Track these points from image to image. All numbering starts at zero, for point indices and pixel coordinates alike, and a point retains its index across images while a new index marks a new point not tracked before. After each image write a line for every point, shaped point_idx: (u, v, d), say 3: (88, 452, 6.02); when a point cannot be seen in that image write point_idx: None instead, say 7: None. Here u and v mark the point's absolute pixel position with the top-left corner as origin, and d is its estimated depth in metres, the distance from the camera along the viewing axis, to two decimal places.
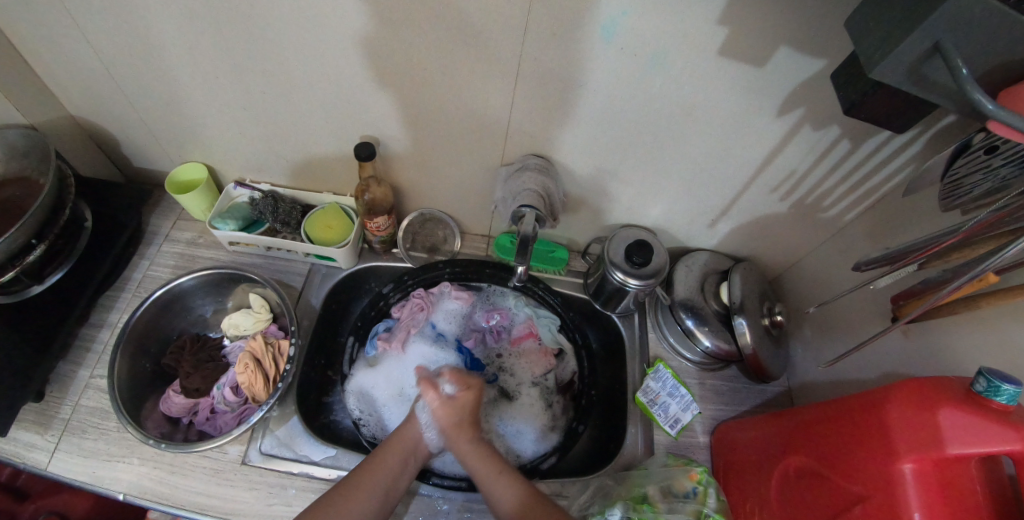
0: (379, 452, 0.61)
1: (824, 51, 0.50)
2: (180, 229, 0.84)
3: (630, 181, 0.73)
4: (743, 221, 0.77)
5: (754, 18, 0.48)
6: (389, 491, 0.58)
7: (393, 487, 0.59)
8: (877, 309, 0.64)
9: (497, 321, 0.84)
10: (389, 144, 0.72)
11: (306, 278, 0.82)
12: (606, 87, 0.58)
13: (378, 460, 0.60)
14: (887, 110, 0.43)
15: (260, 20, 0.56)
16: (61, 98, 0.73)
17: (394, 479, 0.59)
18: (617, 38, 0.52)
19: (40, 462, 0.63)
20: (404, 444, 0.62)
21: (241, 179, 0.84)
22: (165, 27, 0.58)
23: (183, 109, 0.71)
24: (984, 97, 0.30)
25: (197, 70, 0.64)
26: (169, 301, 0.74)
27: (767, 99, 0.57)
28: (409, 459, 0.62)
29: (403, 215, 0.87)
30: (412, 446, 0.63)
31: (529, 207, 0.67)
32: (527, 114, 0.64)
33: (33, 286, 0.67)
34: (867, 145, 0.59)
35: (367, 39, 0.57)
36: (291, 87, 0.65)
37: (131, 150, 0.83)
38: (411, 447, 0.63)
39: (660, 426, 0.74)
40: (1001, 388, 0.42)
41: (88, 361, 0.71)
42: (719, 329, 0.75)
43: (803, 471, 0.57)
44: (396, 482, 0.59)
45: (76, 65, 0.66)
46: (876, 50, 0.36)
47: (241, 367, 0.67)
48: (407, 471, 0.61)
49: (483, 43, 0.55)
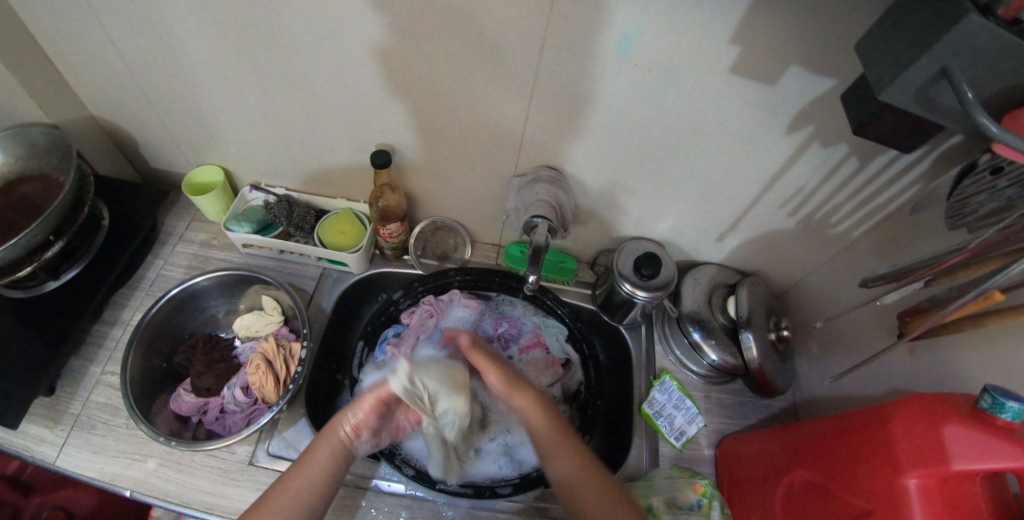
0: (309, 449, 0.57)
1: (833, 73, 0.52)
2: (195, 231, 0.86)
3: (640, 194, 0.74)
4: (750, 235, 0.79)
5: (766, 37, 0.50)
6: (315, 498, 0.54)
7: (324, 487, 0.55)
8: (884, 325, 0.64)
9: (505, 329, 0.85)
10: (404, 152, 0.74)
11: (318, 282, 0.83)
12: (620, 101, 0.60)
13: (305, 462, 0.56)
14: (894, 129, 0.44)
15: (286, 29, 0.58)
16: (86, 99, 0.75)
17: (323, 485, 0.55)
18: (631, 55, 0.54)
19: (48, 456, 0.64)
20: (324, 455, 0.56)
21: (256, 183, 0.86)
22: (193, 34, 0.60)
23: (204, 113, 0.73)
24: (988, 119, 0.32)
25: (220, 75, 0.66)
26: (184, 300, 0.75)
27: (777, 117, 0.58)
28: (336, 465, 0.57)
29: (415, 223, 0.88)
30: (336, 456, 0.57)
31: (542, 218, 0.69)
32: (540, 126, 0.65)
33: (49, 282, 0.69)
34: (875, 164, 0.61)
35: (387, 50, 0.58)
36: (311, 93, 0.66)
37: (150, 152, 0.84)
38: (336, 454, 0.57)
39: (665, 437, 0.75)
40: (1005, 405, 0.42)
41: (99, 357, 0.72)
42: (725, 343, 0.76)
43: (808, 484, 0.57)
44: (324, 489, 0.55)
45: (103, 69, 0.68)
46: (885, 73, 0.37)
47: (253, 368, 0.68)
48: (337, 475, 0.57)
49: (501, 57, 0.57)
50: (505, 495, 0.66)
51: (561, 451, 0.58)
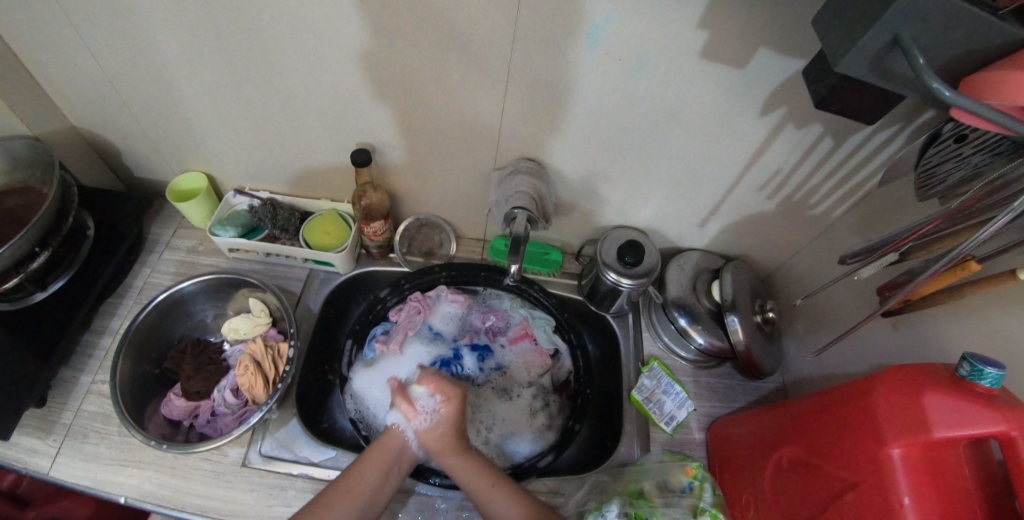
0: (362, 462, 0.62)
1: (798, 53, 0.52)
2: (181, 238, 0.86)
3: (620, 185, 0.75)
4: (732, 220, 0.79)
5: (732, 20, 0.50)
6: (369, 504, 0.58)
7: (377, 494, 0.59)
8: (865, 302, 0.65)
9: (493, 322, 0.86)
10: (385, 153, 0.75)
11: (305, 283, 0.83)
12: (595, 92, 0.61)
13: (358, 472, 0.60)
14: (854, 102, 0.45)
15: (260, 33, 0.58)
16: (66, 111, 0.75)
17: (374, 492, 0.59)
18: (601, 44, 0.55)
19: (42, 467, 0.64)
20: (381, 457, 0.62)
21: (240, 188, 0.86)
22: (167, 40, 0.61)
23: (183, 119, 0.73)
24: (941, 84, 0.32)
25: (195, 81, 0.66)
26: (171, 305, 0.75)
27: (749, 101, 0.59)
28: (389, 472, 0.61)
29: (399, 221, 0.89)
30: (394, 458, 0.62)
31: (521, 209, 0.70)
32: (516, 120, 0.66)
33: (37, 293, 0.70)
34: (851, 142, 0.61)
35: (364, 50, 0.59)
36: (287, 96, 0.67)
37: (133, 160, 0.85)
38: (393, 456, 0.62)
39: (655, 423, 0.75)
40: (983, 372, 0.43)
41: (89, 366, 0.72)
42: (711, 327, 0.76)
43: (794, 462, 0.58)
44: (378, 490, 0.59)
45: (80, 79, 0.69)
46: (840, 47, 0.38)
47: (242, 369, 0.69)
48: (393, 479, 0.61)
49: (473, 51, 0.57)
50: None
51: (490, 488, 0.61)
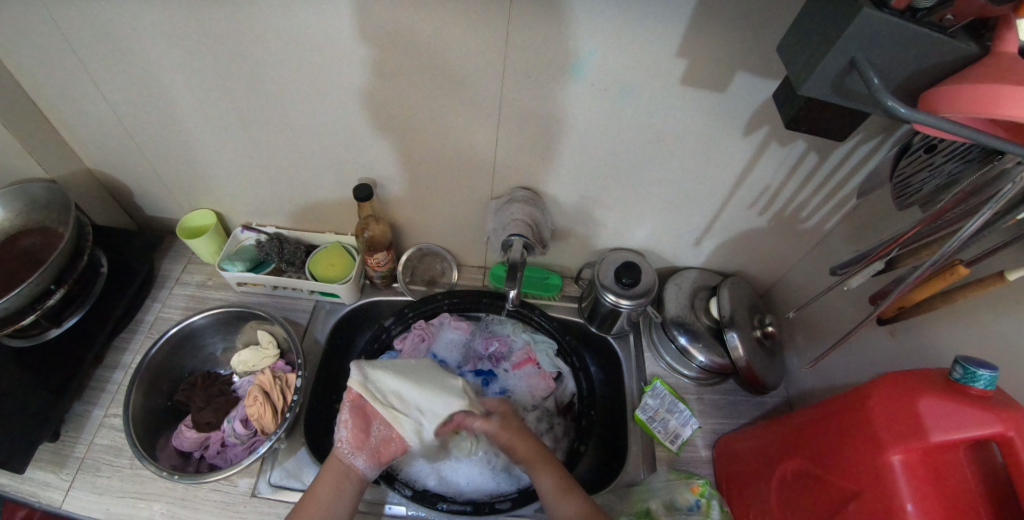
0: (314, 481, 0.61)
1: (772, 75, 0.56)
2: (191, 273, 0.89)
3: (615, 207, 0.78)
4: (727, 236, 0.81)
5: (706, 49, 0.54)
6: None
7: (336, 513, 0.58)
8: (861, 310, 0.66)
9: (495, 348, 0.86)
10: (386, 186, 0.78)
11: (311, 314, 0.86)
12: (584, 120, 0.64)
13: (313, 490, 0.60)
14: (823, 119, 0.48)
15: (270, 78, 0.63)
16: (85, 156, 0.80)
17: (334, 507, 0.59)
18: (587, 76, 0.58)
19: (55, 501, 0.65)
20: (331, 474, 0.61)
21: (248, 223, 0.90)
22: (183, 87, 0.66)
23: (195, 160, 0.78)
24: (894, 102, 0.35)
25: (207, 123, 0.71)
26: (182, 339, 0.77)
27: (731, 122, 0.62)
28: (342, 488, 0.60)
29: (402, 251, 0.92)
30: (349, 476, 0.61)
31: (518, 236, 0.73)
32: (511, 150, 0.70)
33: (51, 329, 0.73)
34: (833, 157, 0.64)
35: (366, 90, 0.63)
36: (296, 135, 0.71)
37: (145, 200, 0.89)
38: (342, 475, 0.61)
39: (660, 442, 0.75)
40: (977, 374, 0.43)
41: (102, 400, 0.74)
42: (711, 344, 0.77)
43: (797, 474, 0.57)
44: (337, 508, 0.59)
45: (101, 126, 0.74)
46: (803, 68, 0.41)
47: (251, 400, 0.70)
48: (348, 498, 0.60)
49: (468, 88, 0.62)
50: (504, 509, 0.67)
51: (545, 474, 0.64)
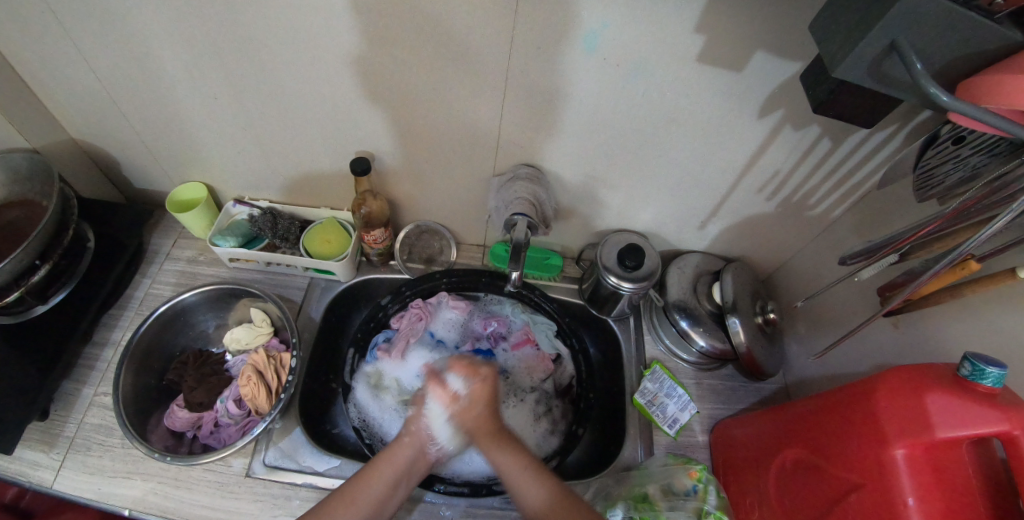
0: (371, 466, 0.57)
1: (796, 55, 0.52)
2: (181, 248, 0.86)
3: (620, 188, 0.75)
4: (732, 221, 0.79)
5: (730, 25, 0.50)
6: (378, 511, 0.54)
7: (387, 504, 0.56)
8: (867, 301, 0.65)
9: (495, 328, 0.86)
10: (383, 159, 0.75)
11: (306, 292, 0.84)
12: (592, 96, 0.61)
13: (366, 478, 0.56)
14: (848, 106, 0.45)
15: (257, 44, 0.58)
16: (64, 123, 0.76)
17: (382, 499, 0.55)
18: (599, 50, 0.55)
19: (45, 480, 0.64)
20: (388, 469, 0.57)
21: (240, 197, 0.86)
22: (165, 52, 0.61)
23: (181, 129, 0.73)
24: (937, 89, 0.32)
25: (195, 92, 0.67)
26: (173, 316, 0.75)
27: (747, 102, 0.59)
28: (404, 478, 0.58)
29: (399, 227, 0.89)
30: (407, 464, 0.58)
31: (521, 216, 0.70)
32: (514, 125, 0.66)
33: (37, 305, 0.70)
34: (850, 143, 0.61)
35: (360, 57, 0.59)
36: (289, 105, 0.67)
37: (131, 171, 0.85)
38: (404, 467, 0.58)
39: (659, 427, 0.75)
40: (985, 371, 0.42)
41: (91, 379, 0.72)
42: (713, 329, 0.77)
43: (798, 463, 0.58)
44: (386, 503, 0.56)
45: (77, 92, 0.69)
46: (837, 52, 0.38)
47: (245, 380, 0.69)
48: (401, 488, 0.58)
49: (470, 58, 0.58)
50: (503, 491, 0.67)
51: (528, 483, 0.56)
